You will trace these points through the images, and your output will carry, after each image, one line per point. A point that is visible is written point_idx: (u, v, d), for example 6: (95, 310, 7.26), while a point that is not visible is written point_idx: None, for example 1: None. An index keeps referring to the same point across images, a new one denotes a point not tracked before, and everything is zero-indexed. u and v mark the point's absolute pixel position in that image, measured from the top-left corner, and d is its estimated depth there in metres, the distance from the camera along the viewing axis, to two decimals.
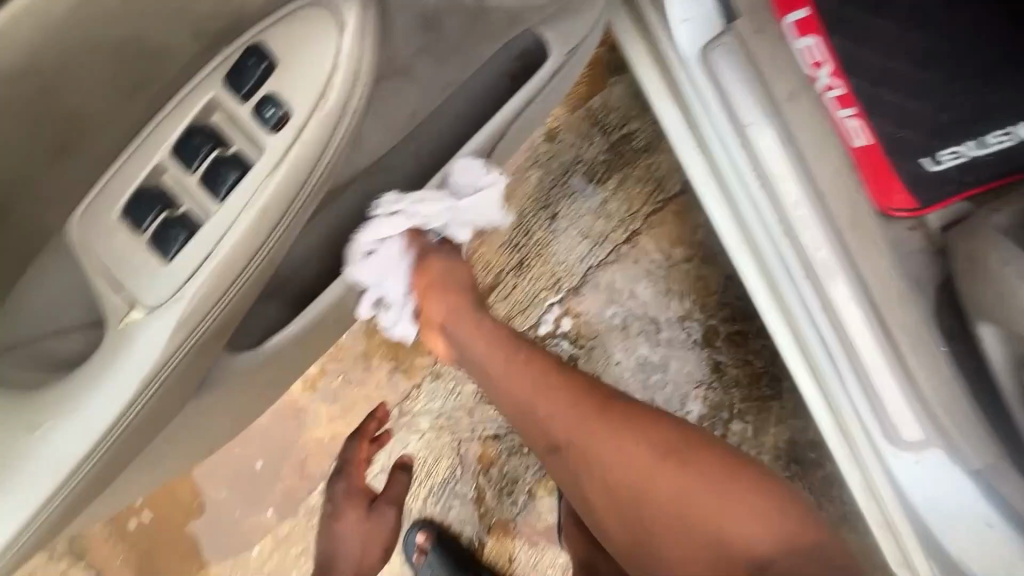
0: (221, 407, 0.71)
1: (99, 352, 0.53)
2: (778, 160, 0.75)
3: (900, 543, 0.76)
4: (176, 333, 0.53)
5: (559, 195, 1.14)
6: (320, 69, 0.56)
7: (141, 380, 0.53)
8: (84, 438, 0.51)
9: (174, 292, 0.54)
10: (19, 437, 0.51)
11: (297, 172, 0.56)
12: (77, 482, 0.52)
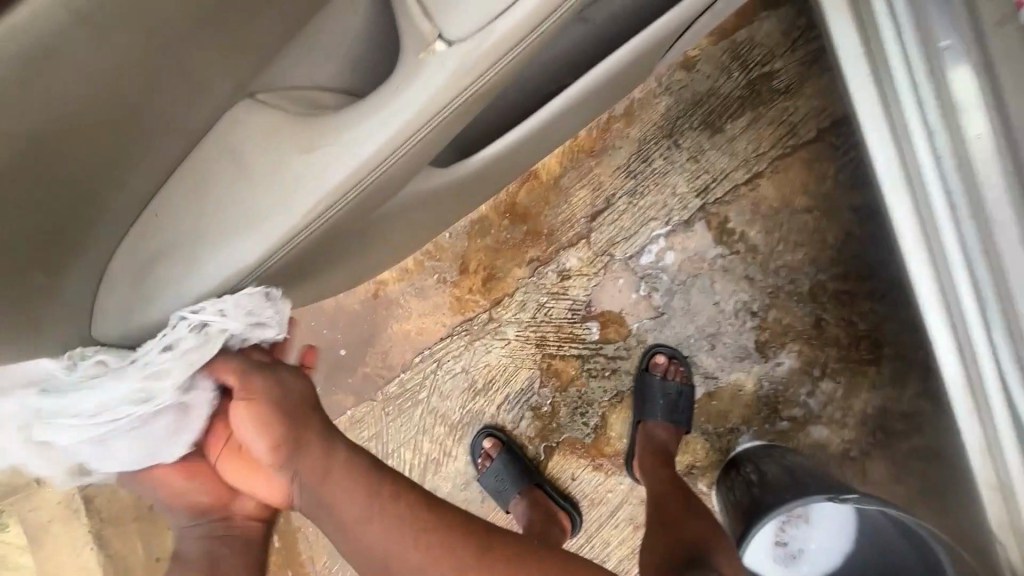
0: (446, 195, 0.71)
1: (393, 79, 0.51)
2: (966, 94, 0.72)
3: (1009, 503, 0.76)
4: (464, 74, 0.48)
5: (685, 125, 1.13)
6: None
7: (405, 132, 0.50)
8: (350, 163, 0.51)
9: (484, 23, 0.48)
10: (305, 150, 0.53)
11: None
12: (336, 211, 0.53)
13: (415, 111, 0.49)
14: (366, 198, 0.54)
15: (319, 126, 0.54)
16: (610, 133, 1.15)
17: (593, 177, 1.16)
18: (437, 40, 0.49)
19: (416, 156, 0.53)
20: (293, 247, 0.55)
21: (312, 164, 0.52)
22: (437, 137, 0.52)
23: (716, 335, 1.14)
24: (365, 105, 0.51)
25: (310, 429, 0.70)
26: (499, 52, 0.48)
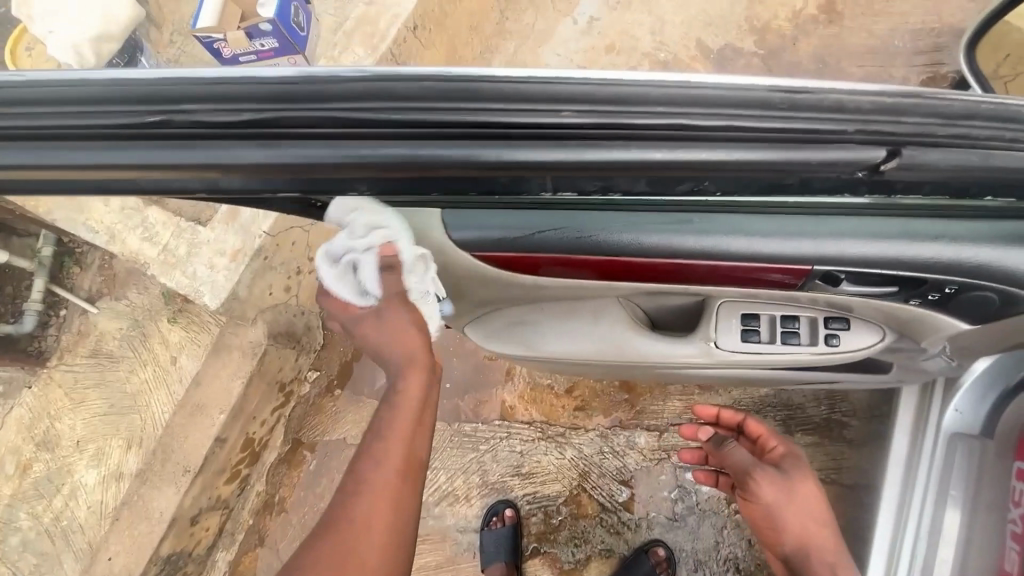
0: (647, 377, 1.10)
1: (671, 338, 0.85)
2: (948, 530, 1.10)
3: None
4: (699, 357, 0.83)
5: (769, 413, 1.50)
6: (860, 344, 0.78)
7: (662, 358, 0.86)
8: (618, 358, 0.88)
9: (736, 350, 0.80)
10: (597, 334, 0.87)
11: (818, 357, 0.79)
12: (597, 363, 0.91)
13: (669, 355, 0.85)
14: (617, 365, 0.91)
15: (619, 326, 0.86)
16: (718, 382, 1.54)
17: (689, 400, 1.55)
18: (710, 342, 0.81)
19: (657, 364, 0.88)
20: (567, 360, 0.94)
21: (601, 344, 0.88)
22: (671, 364, 0.88)
23: (702, 563, 1.45)
24: (653, 338, 0.85)
25: (812, 493, 1.05)
26: (727, 360, 0.82)
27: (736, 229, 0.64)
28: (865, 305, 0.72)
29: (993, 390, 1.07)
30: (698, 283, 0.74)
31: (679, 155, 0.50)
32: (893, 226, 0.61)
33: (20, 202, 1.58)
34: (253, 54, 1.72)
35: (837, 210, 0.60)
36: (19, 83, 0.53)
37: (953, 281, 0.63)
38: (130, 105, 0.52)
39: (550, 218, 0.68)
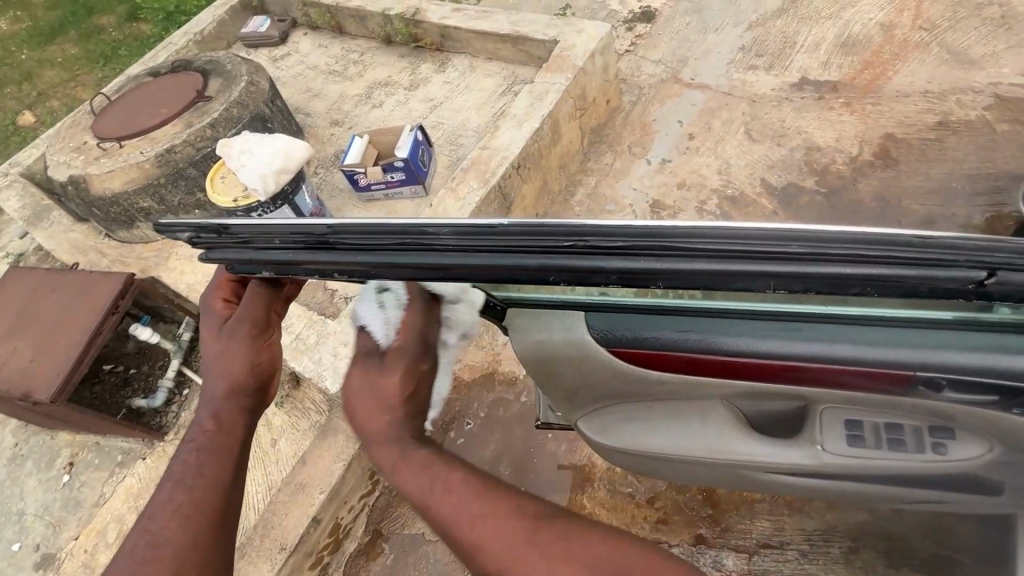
0: (747, 488, 1.11)
1: (779, 441, 0.90)
2: None
3: None
4: (809, 459, 0.87)
5: (870, 542, 1.43)
6: (970, 454, 0.81)
7: (772, 460, 0.90)
8: (729, 458, 0.92)
9: (843, 454, 0.85)
10: (707, 434, 0.92)
11: (928, 467, 0.82)
12: (707, 463, 0.95)
13: (779, 457, 0.89)
14: (726, 466, 0.95)
15: (727, 427, 0.92)
16: (810, 504, 1.50)
17: (780, 522, 1.49)
18: (816, 443, 0.86)
19: (766, 466, 0.92)
20: (675, 459, 0.97)
21: (713, 445, 0.92)
22: (780, 468, 0.91)
23: None
24: (761, 441, 0.91)
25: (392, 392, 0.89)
26: (837, 465, 0.86)
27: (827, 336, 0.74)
28: (971, 416, 0.75)
29: None
30: (810, 385, 0.80)
31: (847, 272, 0.53)
32: (972, 340, 0.68)
33: (186, 294, 1.91)
34: (384, 185, 2.10)
35: (932, 322, 0.68)
36: (322, 234, 0.65)
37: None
38: (403, 256, 0.64)
39: (677, 320, 0.79)
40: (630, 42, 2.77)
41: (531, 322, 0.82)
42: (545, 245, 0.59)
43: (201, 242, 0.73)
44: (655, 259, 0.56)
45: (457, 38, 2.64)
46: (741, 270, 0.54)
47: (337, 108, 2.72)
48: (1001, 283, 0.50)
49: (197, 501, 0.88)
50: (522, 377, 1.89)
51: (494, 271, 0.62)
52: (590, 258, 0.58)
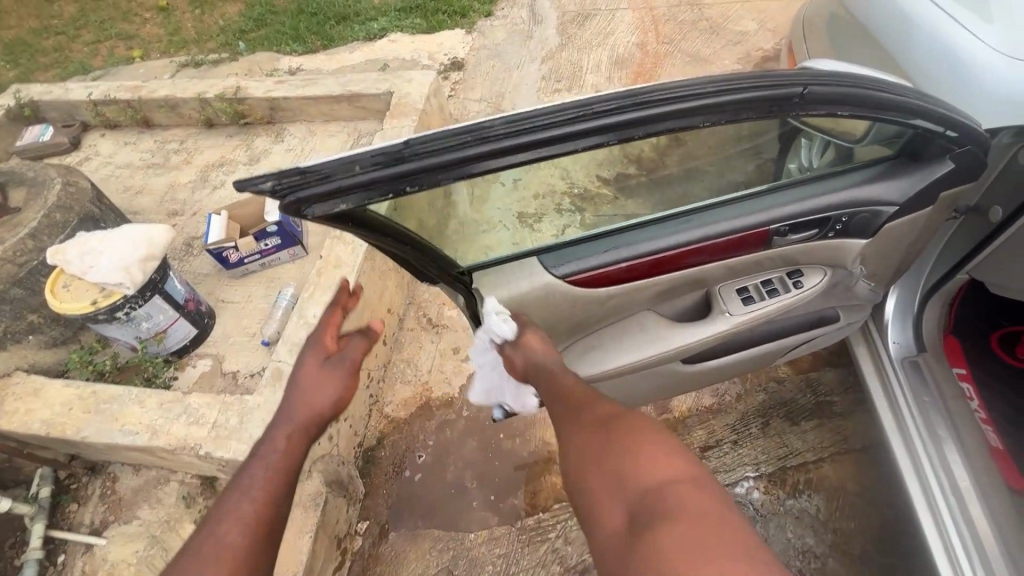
0: (687, 384, 1.34)
1: (700, 323, 1.14)
2: (936, 426, 1.33)
3: None
4: (724, 327, 1.12)
5: (774, 412, 1.77)
6: (813, 283, 1.13)
7: (699, 338, 1.13)
8: (671, 348, 1.14)
9: (743, 314, 1.12)
10: (649, 337, 1.14)
11: (795, 302, 1.13)
12: (656, 360, 1.15)
13: (704, 334, 1.13)
14: (670, 358, 1.16)
15: (662, 326, 1.14)
16: (723, 402, 1.81)
17: (709, 425, 1.78)
18: (724, 313, 1.12)
19: (697, 347, 1.15)
20: (632, 368, 1.16)
21: (656, 344, 1.13)
22: (706, 344, 1.15)
23: (787, 565, 1.53)
24: (688, 327, 1.13)
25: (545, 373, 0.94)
26: (742, 324, 1.12)
27: (704, 219, 1.01)
28: (809, 253, 1.07)
29: (908, 318, 1.46)
30: (710, 263, 1.05)
31: (762, 92, 0.78)
32: (795, 191, 1.02)
33: (45, 432, 1.59)
34: (258, 254, 2.02)
35: (765, 191, 1.02)
36: (403, 149, 0.72)
37: (855, 205, 1.00)
38: (464, 150, 0.73)
39: (609, 241, 1.00)
40: (449, 88, 3.10)
41: (496, 278, 0.98)
42: (571, 115, 0.74)
43: (282, 189, 0.69)
44: (645, 107, 0.75)
45: (287, 108, 2.68)
46: (697, 106, 0.76)
47: (170, 198, 2.53)
48: (825, 87, 0.80)
49: (255, 515, 0.92)
50: (457, 393, 1.94)
51: (522, 152, 0.74)
52: (598, 121, 0.74)
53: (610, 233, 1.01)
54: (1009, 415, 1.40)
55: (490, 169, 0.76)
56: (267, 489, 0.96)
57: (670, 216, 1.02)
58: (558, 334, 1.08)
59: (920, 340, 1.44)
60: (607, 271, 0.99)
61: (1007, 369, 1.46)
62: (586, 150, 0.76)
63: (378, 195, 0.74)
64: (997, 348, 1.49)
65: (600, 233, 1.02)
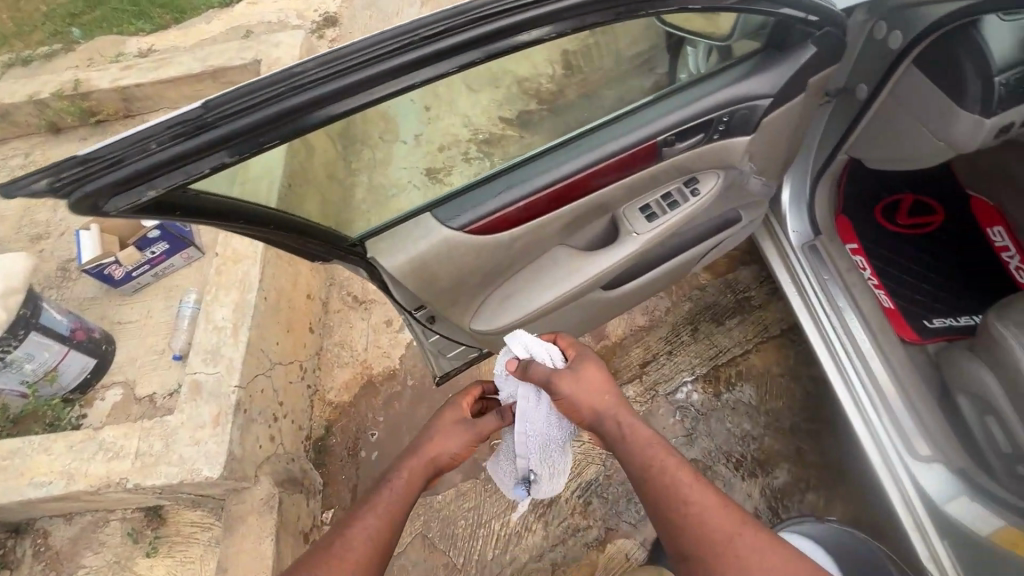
0: (613, 308, 1.37)
1: (610, 247, 1.14)
2: (838, 298, 1.44)
3: (914, 517, 1.18)
4: (633, 246, 1.13)
5: (701, 318, 1.87)
6: (710, 187, 1.15)
7: (611, 262, 1.14)
8: (588, 277, 1.14)
9: (650, 230, 1.13)
10: (565, 271, 1.13)
11: (696, 208, 1.15)
12: (575, 292, 1.15)
13: (616, 257, 1.13)
14: (589, 287, 1.17)
15: (575, 258, 1.13)
16: (655, 318, 1.88)
17: (645, 342, 1.85)
18: (631, 232, 1.13)
19: (611, 271, 1.16)
20: (554, 305, 1.15)
21: (573, 276, 1.13)
22: (620, 266, 1.16)
23: (731, 451, 1.65)
24: (600, 254, 1.14)
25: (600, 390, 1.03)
26: (650, 240, 1.14)
27: (593, 144, 0.98)
28: (701, 159, 1.08)
29: (802, 205, 1.54)
30: (607, 189, 1.03)
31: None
32: (676, 100, 1.00)
33: None
34: (146, 264, 1.83)
35: (649, 103, 1.00)
36: (202, 115, 0.66)
37: (733, 105, 1.00)
38: (277, 106, 0.68)
39: (501, 182, 0.96)
40: (328, 47, 2.86)
41: (389, 243, 0.91)
42: (393, 45, 0.71)
43: (67, 184, 0.62)
44: (466, 30, 0.72)
45: (143, 97, 2.37)
46: (520, 21, 0.74)
47: (29, 221, 2.22)
48: None
49: (378, 539, 0.99)
50: (399, 365, 1.90)
51: (346, 96, 0.71)
52: (420, 48, 0.71)
53: (502, 174, 0.96)
54: (897, 275, 1.53)
55: (318, 122, 0.71)
56: (389, 514, 1.02)
57: (559, 146, 0.98)
58: (473, 287, 1.04)
59: (815, 224, 1.54)
60: (504, 214, 0.94)
61: (891, 233, 1.60)
62: (413, 84, 0.73)
63: (195, 171, 0.67)
64: (881, 218, 1.62)
65: (492, 176, 0.97)
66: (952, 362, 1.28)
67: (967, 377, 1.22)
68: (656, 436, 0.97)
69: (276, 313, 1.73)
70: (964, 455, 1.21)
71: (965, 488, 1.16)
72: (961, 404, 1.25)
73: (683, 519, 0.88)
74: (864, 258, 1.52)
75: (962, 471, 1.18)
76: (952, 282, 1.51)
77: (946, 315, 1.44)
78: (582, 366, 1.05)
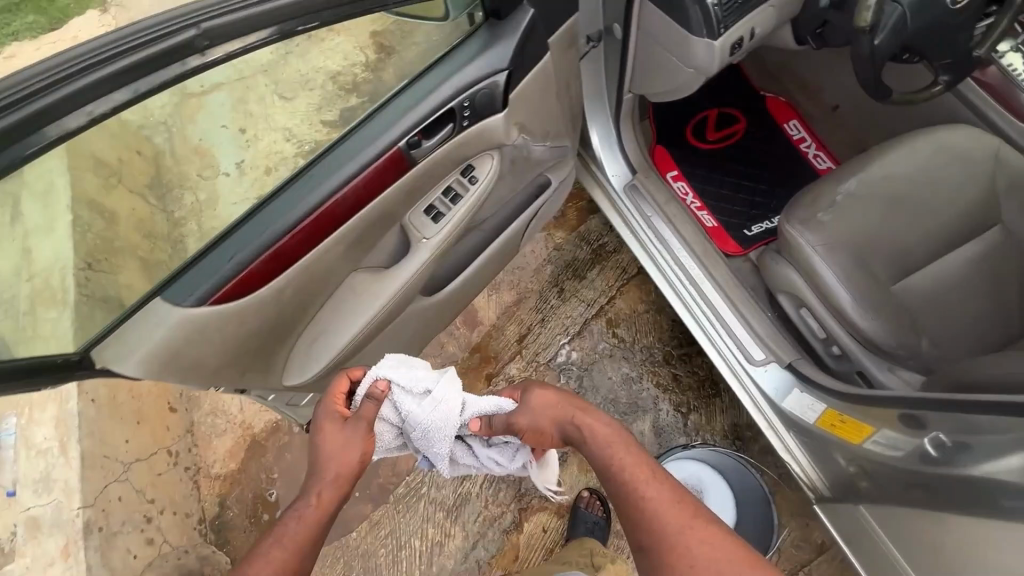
0: (448, 306, 1.33)
1: (406, 258, 1.08)
2: (663, 231, 1.47)
3: (767, 417, 1.26)
4: (428, 251, 1.08)
5: (564, 277, 1.87)
6: (488, 170, 1.10)
7: (410, 273, 1.08)
8: (391, 295, 1.08)
9: (439, 231, 1.08)
10: (365, 296, 1.07)
11: (481, 195, 1.11)
12: (385, 313, 1.10)
13: (414, 267, 1.08)
14: (399, 303, 1.11)
15: (374, 281, 1.07)
16: (522, 289, 1.87)
17: (518, 317, 1.84)
18: (422, 239, 1.08)
19: (416, 281, 1.10)
20: (367, 333, 1.09)
21: (375, 299, 1.07)
22: (423, 274, 1.11)
23: (617, 398, 1.70)
24: (398, 269, 1.08)
25: (553, 400, 0.95)
26: (444, 240, 1.09)
27: (332, 171, 0.90)
28: (464, 146, 1.03)
29: (614, 148, 1.54)
30: (365, 208, 0.95)
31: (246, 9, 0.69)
32: (407, 97, 0.94)
33: None
34: None
35: (380, 108, 0.94)
36: None
37: (470, 94, 0.96)
38: None
39: (238, 236, 0.86)
40: None
41: (125, 346, 0.80)
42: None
43: None
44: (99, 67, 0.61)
45: None
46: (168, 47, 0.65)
47: None
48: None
49: (288, 572, 0.80)
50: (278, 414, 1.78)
51: None
52: (66, 84, 0.60)
53: (237, 228, 0.86)
54: (716, 191, 1.59)
55: None
56: (300, 536, 0.83)
57: (295, 176, 0.90)
58: (261, 351, 0.96)
59: (630, 164, 1.54)
60: (249, 270, 0.84)
61: (704, 151, 1.64)
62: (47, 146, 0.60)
63: None
64: (693, 138, 1.66)
65: (227, 232, 0.86)
66: (767, 259, 1.34)
67: (775, 273, 1.29)
68: (618, 431, 0.92)
69: (118, 407, 1.55)
70: (793, 349, 1.28)
71: (796, 380, 1.22)
72: (783, 300, 1.31)
73: (641, 516, 0.82)
74: (686, 184, 1.59)
75: (794, 364, 1.24)
76: (765, 185, 1.58)
77: (762, 219, 1.53)
78: (531, 395, 0.97)
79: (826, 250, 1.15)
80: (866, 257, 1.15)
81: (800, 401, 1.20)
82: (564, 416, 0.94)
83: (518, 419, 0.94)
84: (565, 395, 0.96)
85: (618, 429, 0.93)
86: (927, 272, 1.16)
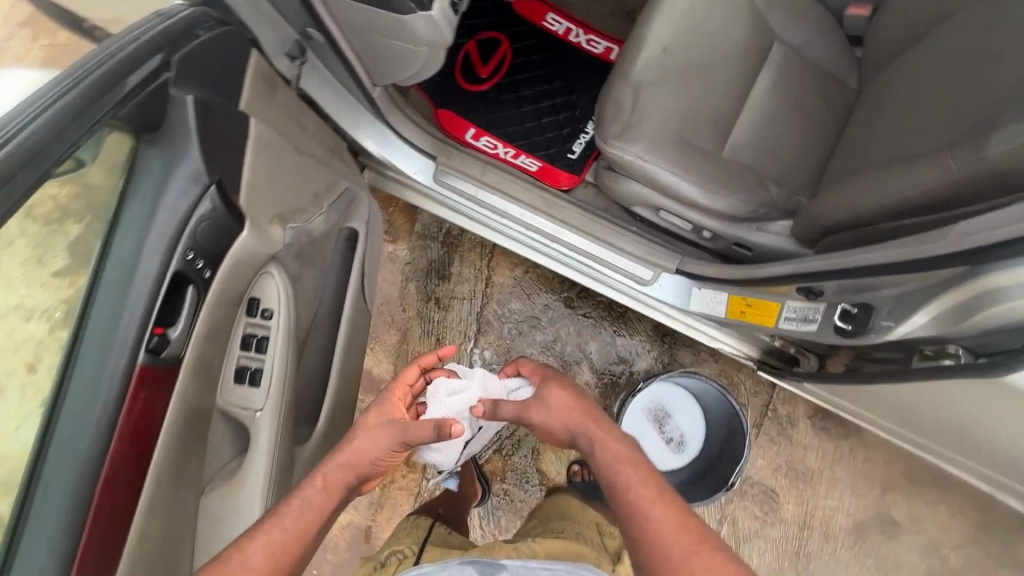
0: (339, 424, 1.12)
1: (252, 441, 0.86)
2: (495, 202, 1.31)
3: (679, 320, 1.29)
4: (271, 419, 0.87)
5: (432, 286, 1.69)
6: (273, 289, 0.86)
7: (268, 452, 0.87)
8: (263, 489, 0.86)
9: (268, 390, 0.86)
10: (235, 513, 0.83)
11: (288, 319, 0.88)
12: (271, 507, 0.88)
13: (267, 444, 0.87)
14: (280, 486, 0.90)
15: (233, 488, 0.84)
16: (401, 322, 1.67)
17: (413, 352, 1.66)
18: (254, 412, 0.85)
19: (280, 452, 0.89)
20: None
21: (250, 509, 0.84)
22: (282, 440, 0.90)
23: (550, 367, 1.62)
24: (252, 457, 0.86)
25: (567, 414, 0.86)
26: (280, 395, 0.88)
27: (75, 448, 0.62)
28: (224, 291, 0.77)
29: (398, 144, 1.30)
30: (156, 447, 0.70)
31: None
32: (102, 290, 0.65)
33: None
34: None
35: (77, 327, 0.64)
36: None
37: (189, 234, 0.69)
38: None
39: None
40: None
41: None
42: None
43: None
44: None
45: None
46: None
47: None
48: None
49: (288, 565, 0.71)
50: None
51: None
52: None
53: None
54: (521, 128, 1.43)
55: None
56: (306, 522, 0.75)
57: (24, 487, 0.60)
58: None
59: (425, 151, 1.32)
60: None
61: (486, 92, 1.46)
62: None
63: None
64: (467, 85, 1.46)
65: None
66: (605, 177, 1.24)
67: (619, 189, 1.21)
68: (631, 448, 0.77)
69: None
70: (671, 251, 1.25)
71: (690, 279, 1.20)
72: (640, 211, 1.25)
73: (630, 527, 0.69)
74: (491, 135, 1.42)
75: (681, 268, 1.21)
76: (561, 96, 1.45)
77: (578, 134, 1.42)
78: (550, 390, 0.90)
79: (655, 154, 1.08)
80: (690, 139, 1.11)
81: (705, 299, 1.18)
82: (574, 421, 0.85)
83: (530, 413, 0.89)
84: (585, 407, 0.86)
85: (638, 450, 0.77)
86: (745, 121, 1.14)
